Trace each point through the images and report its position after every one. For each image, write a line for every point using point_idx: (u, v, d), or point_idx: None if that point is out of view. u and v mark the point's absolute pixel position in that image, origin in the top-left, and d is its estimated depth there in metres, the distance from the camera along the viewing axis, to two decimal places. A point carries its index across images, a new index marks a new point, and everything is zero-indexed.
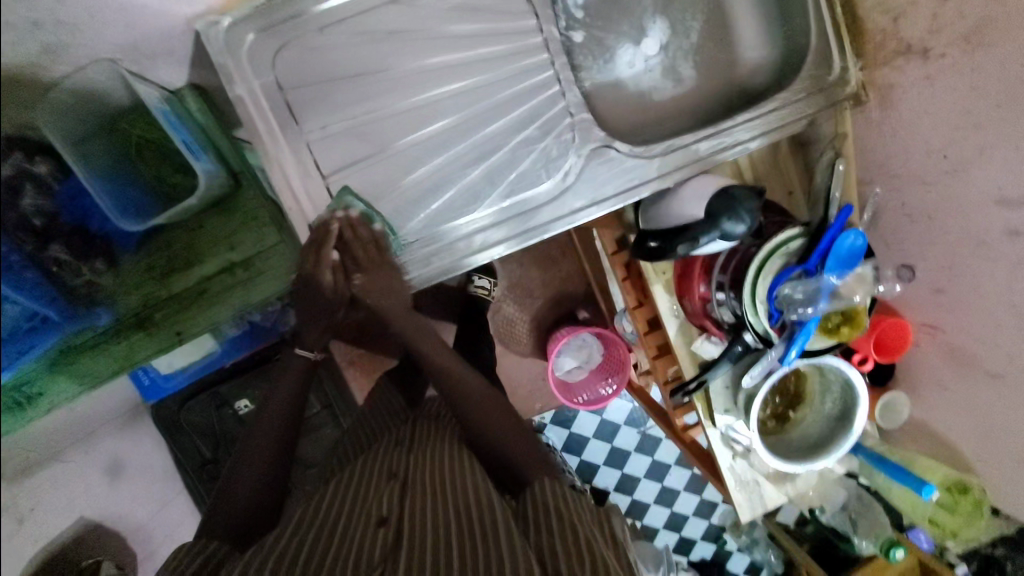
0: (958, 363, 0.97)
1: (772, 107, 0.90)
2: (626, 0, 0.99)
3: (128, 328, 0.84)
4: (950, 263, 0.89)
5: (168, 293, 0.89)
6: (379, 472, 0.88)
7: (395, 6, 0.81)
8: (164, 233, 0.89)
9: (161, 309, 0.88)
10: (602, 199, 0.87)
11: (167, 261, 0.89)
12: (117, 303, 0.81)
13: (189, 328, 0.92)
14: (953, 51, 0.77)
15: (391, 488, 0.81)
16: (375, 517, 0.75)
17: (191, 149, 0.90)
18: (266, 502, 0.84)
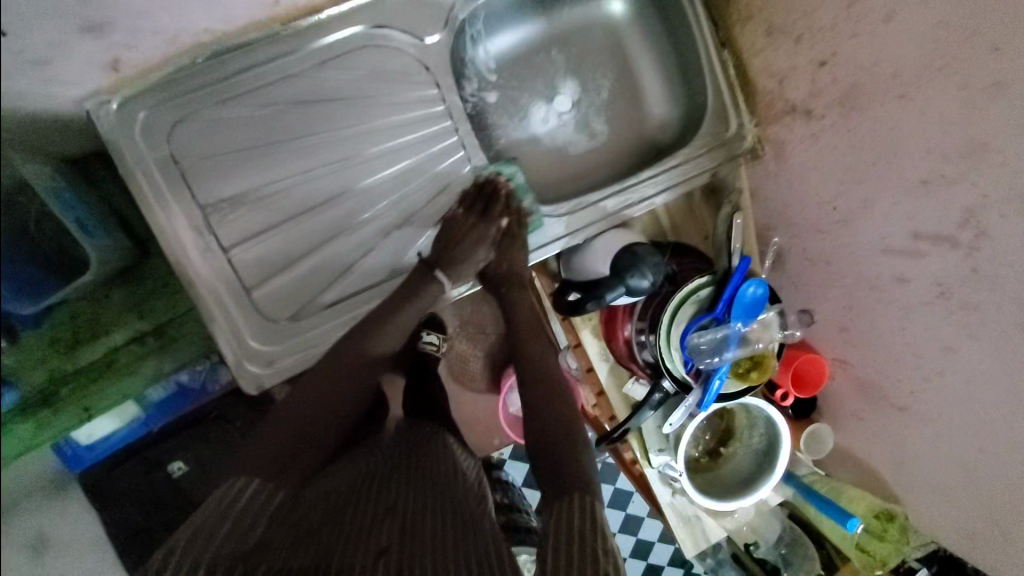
0: (868, 397, 1.01)
1: (674, 163, 0.94)
2: (538, 60, 1.01)
3: (32, 407, 0.81)
4: (850, 306, 0.93)
5: (70, 368, 0.85)
6: (374, 501, 0.77)
7: (297, 80, 0.82)
8: (63, 306, 0.82)
9: (67, 386, 0.86)
10: None
11: (75, 333, 0.85)
12: (20, 382, 0.76)
13: (98, 405, 0.91)
14: (832, 112, 0.82)
15: (389, 521, 0.72)
16: (373, 548, 0.66)
17: (83, 226, 0.83)
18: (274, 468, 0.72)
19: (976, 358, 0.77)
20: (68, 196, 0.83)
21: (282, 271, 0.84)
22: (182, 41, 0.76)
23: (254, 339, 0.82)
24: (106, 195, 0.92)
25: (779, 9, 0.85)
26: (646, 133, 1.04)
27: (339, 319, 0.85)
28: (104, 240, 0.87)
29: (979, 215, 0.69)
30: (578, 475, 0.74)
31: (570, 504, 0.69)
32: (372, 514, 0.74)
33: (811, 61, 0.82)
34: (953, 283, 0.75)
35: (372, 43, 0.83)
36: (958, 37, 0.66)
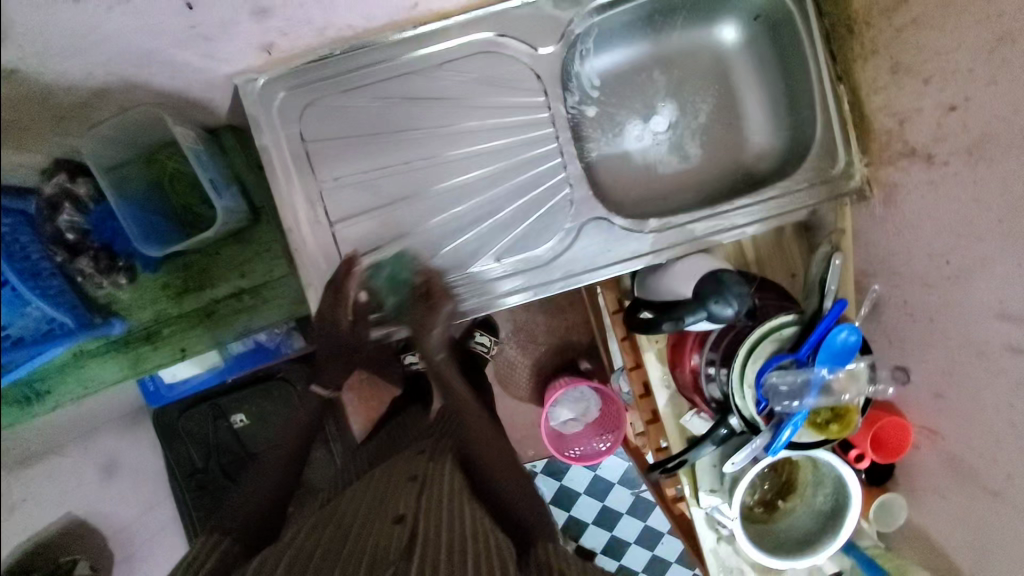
0: (957, 474, 0.93)
1: (771, 195, 0.92)
2: (641, 79, 1.02)
3: (136, 341, 0.93)
4: (951, 369, 0.86)
5: (177, 311, 0.96)
6: (400, 474, 0.95)
7: (416, 76, 0.87)
8: (181, 257, 0.97)
9: (169, 326, 0.95)
10: (591, 269, 0.91)
11: (183, 282, 0.97)
12: (129, 317, 0.91)
13: (192, 346, 0.98)
14: (956, 160, 0.77)
15: (411, 488, 0.88)
16: (391, 517, 0.80)
17: (215, 186, 0.93)
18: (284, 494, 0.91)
19: None
20: (205, 158, 0.94)
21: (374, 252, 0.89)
22: (326, 32, 0.83)
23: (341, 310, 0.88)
24: (233, 164, 1.00)
25: (907, 47, 0.80)
26: (743, 162, 1.02)
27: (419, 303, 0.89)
28: (229, 201, 0.96)
29: None
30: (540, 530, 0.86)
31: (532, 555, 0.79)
32: (393, 488, 0.90)
33: (938, 105, 0.77)
34: None
35: (486, 48, 0.87)
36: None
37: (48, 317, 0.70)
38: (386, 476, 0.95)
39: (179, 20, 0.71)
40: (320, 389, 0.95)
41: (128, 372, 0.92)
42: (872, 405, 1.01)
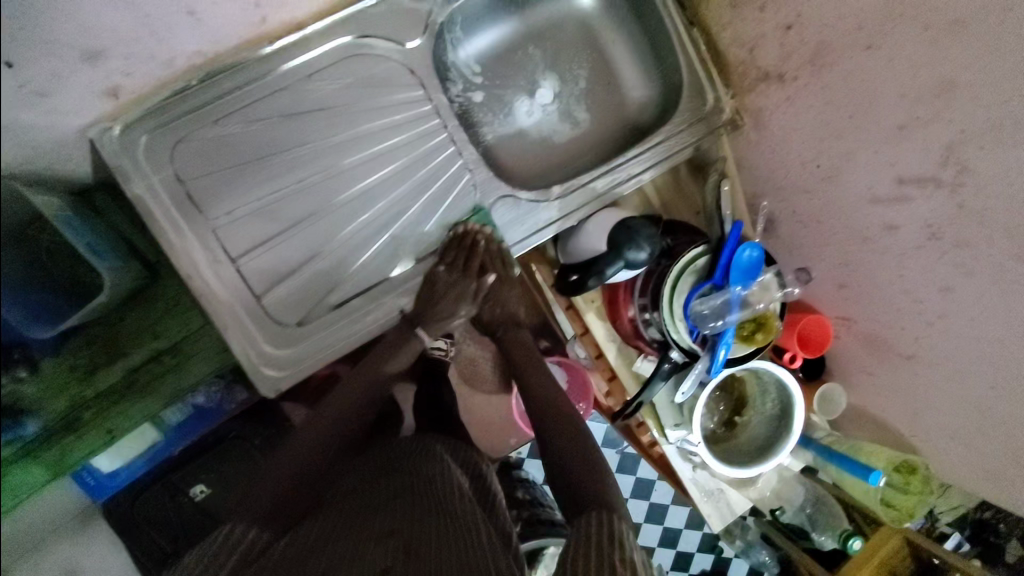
0: (877, 351, 1.03)
1: (659, 140, 0.97)
2: (519, 57, 1.05)
3: (58, 433, 0.86)
4: (846, 261, 0.94)
5: (93, 393, 0.89)
6: (385, 487, 0.83)
7: (287, 92, 0.84)
8: (78, 333, 0.88)
9: (89, 410, 0.89)
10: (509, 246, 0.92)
11: (91, 358, 0.90)
12: (43, 409, 0.83)
13: (120, 426, 0.92)
14: (804, 72, 0.84)
15: (395, 545, 0.67)
16: (380, 531, 0.71)
17: (95, 250, 0.87)
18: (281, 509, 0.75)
19: (975, 294, 0.79)
20: (77, 223, 0.88)
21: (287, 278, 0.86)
22: (177, 63, 0.79)
23: (266, 344, 0.84)
24: (113, 224, 0.95)
25: None
26: (629, 116, 1.07)
27: (346, 320, 0.87)
28: (114, 265, 0.90)
29: (957, 151, 0.71)
30: (598, 501, 0.77)
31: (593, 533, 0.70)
32: (379, 502, 0.78)
33: (778, 25, 0.85)
34: (942, 225, 0.77)
35: (352, 53, 0.86)
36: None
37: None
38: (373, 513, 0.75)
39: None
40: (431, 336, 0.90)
41: (54, 473, 0.85)
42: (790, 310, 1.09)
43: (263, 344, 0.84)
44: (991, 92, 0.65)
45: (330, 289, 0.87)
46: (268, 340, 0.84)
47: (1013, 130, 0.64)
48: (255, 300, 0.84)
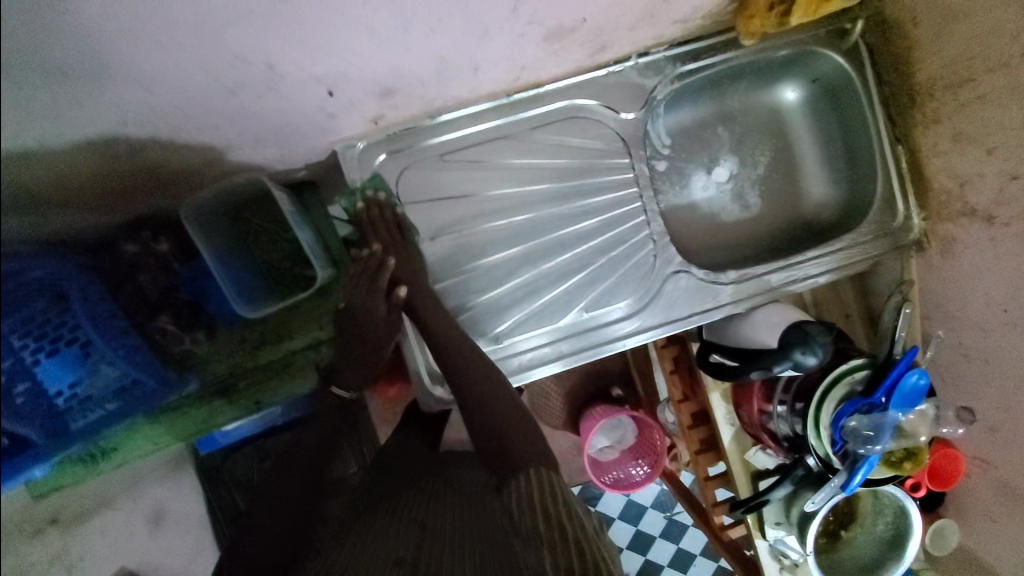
0: (1010, 503, 1.00)
1: (838, 247, 0.99)
2: (706, 134, 1.09)
3: (212, 397, 0.89)
4: (1009, 409, 0.92)
5: (255, 364, 0.93)
6: (402, 518, 0.85)
7: (508, 140, 0.92)
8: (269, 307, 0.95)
9: (246, 378, 0.93)
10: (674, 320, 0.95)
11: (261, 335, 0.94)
12: (205, 371, 0.87)
13: (265, 396, 0.97)
14: (1017, 222, 0.83)
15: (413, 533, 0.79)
16: (392, 558, 0.72)
17: (311, 248, 0.97)
18: (302, 523, 0.83)
19: None
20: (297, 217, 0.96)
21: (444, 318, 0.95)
22: (433, 105, 0.88)
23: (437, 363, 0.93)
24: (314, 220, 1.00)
25: (971, 119, 0.84)
26: (801, 212, 1.09)
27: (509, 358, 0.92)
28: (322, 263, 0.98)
29: None
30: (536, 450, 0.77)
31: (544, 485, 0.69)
32: (401, 529, 0.81)
33: (999, 171, 0.82)
34: None
35: (577, 114, 0.93)
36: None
37: (122, 375, 0.70)
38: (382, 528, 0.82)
39: (320, 103, 0.78)
40: (341, 390, 0.97)
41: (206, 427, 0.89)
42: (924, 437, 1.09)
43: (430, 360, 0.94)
44: None
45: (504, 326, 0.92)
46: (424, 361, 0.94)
47: None
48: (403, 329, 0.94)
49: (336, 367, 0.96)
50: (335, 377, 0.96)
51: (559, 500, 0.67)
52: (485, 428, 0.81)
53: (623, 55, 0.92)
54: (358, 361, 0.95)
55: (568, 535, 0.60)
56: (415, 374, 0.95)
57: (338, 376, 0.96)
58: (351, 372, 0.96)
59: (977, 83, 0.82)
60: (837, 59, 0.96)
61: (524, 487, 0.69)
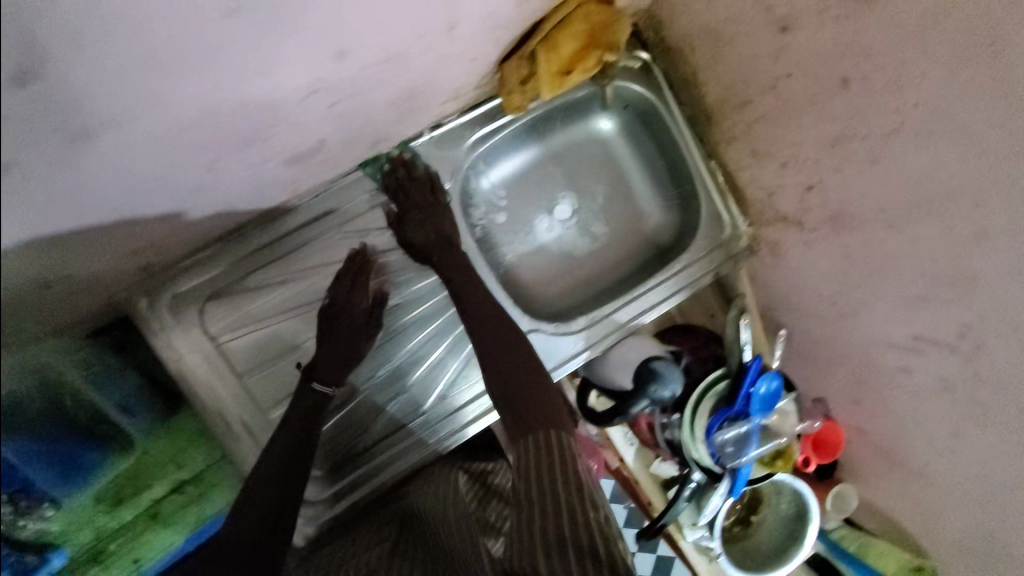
0: (883, 461, 1.08)
1: (679, 267, 1.02)
2: (539, 177, 1.07)
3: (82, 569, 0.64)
4: (863, 382, 0.99)
5: (115, 526, 0.67)
6: (365, 539, 0.79)
7: (319, 244, 0.93)
8: (117, 464, 0.65)
9: (114, 541, 0.68)
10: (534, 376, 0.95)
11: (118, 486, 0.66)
12: (70, 541, 0.60)
13: (148, 552, 0.73)
14: (823, 226, 0.85)
15: (377, 551, 0.74)
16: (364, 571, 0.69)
17: (124, 406, 0.69)
18: (286, 500, 0.77)
19: (985, 445, 0.82)
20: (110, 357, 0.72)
21: (391, 376, 0.98)
22: (221, 227, 0.81)
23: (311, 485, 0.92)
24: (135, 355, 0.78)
25: (762, 136, 0.85)
26: (647, 235, 1.09)
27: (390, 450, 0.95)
28: (143, 419, 0.71)
29: (976, 330, 0.72)
30: (547, 415, 0.74)
31: (545, 442, 0.69)
32: (365, 544, 0.76)
33: (797, 184, 0.84)
34: (956, 381, 0.80)
35: (386, 205, 0.94)
36: (940, 192, 0.66)
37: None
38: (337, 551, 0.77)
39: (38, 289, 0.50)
40: (321, 385, 0.87)
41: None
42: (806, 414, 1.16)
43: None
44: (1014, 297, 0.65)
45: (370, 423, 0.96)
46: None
47: None
48: (279, 432, 0.93)
49: (313, 365, 0.89)
50: (312, 372, 0.88)
51: (568, 455, 0.66)
52: (510, 414, 0.76)
53: (416, 133, 0.94)
54: (347, 356, 0.90)
55: (563, 491, 0.60)
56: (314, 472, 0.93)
57: (315, 372, 0.88)
58: (337, 366, 0.89)
59: (757, 104, 0.82)
60: (632, 88, 0.98)
61: (540, 454, 0.67)
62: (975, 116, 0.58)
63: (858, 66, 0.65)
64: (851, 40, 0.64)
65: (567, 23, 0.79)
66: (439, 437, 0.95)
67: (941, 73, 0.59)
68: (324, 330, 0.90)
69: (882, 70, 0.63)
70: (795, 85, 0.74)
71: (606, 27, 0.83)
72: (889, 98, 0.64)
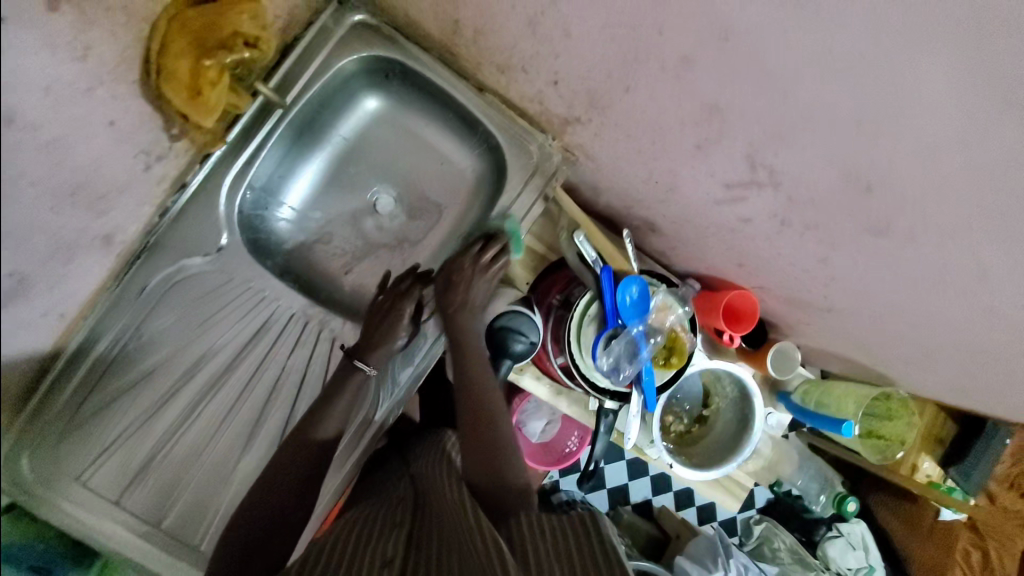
0: (799, 307, 1.01)
1: (503, 211, 0.95)
2: (340, 183, 1.00)
3: None
4: (730, 242, 0.91)
5: None
6: (385, 517, 0.78)
7: (128, 353, 0.83)
8: None
9: None
10: (424, 354, 0.93)
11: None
12: None
13: None
14: (593, 115, 0.78)
15: (397, 535, 0.72)
16: (379, 561, 0.66)
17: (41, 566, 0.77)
18: (275, 546, 0.77)
19: (852, 259, 0.74)
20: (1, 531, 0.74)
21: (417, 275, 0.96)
22: (21, 379, 0.76)
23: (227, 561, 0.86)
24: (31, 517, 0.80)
25: (492, 51, 0.78)
26: (474, 188, 1.02)
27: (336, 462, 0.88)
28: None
29: (763, 160, 0.64)
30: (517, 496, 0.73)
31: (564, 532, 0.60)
32: (385, 529, 0.75)
33: (547, 84, 0.77)
34: (786, 213, 0.72)
35: (168, 284, 0.84)
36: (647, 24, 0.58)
37: None
38: (370, 519, 0.77)
39: None
40: (361, 362, 0.88)
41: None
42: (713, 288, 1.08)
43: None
44: (764, 108, 0.58)
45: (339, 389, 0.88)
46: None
47: (799, 138, 0.59)
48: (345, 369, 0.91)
49: (359, 345, 0.89)
50: (354, 351, 0.88)
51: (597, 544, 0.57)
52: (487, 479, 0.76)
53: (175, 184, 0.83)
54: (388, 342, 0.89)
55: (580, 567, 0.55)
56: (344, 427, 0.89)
57: (357, 349, 0.88)
58: (375, 347, 0.88)
59: (465, 20, 0.75)
60: (372, 55, 0.90)
61: (534, 543, 0.59)
62: None
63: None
64: None
65: (168, 46, 0.65)
66: (409, 373, 0.92)
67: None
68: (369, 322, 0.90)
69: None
70: None
71: (216, 25, 0.67)
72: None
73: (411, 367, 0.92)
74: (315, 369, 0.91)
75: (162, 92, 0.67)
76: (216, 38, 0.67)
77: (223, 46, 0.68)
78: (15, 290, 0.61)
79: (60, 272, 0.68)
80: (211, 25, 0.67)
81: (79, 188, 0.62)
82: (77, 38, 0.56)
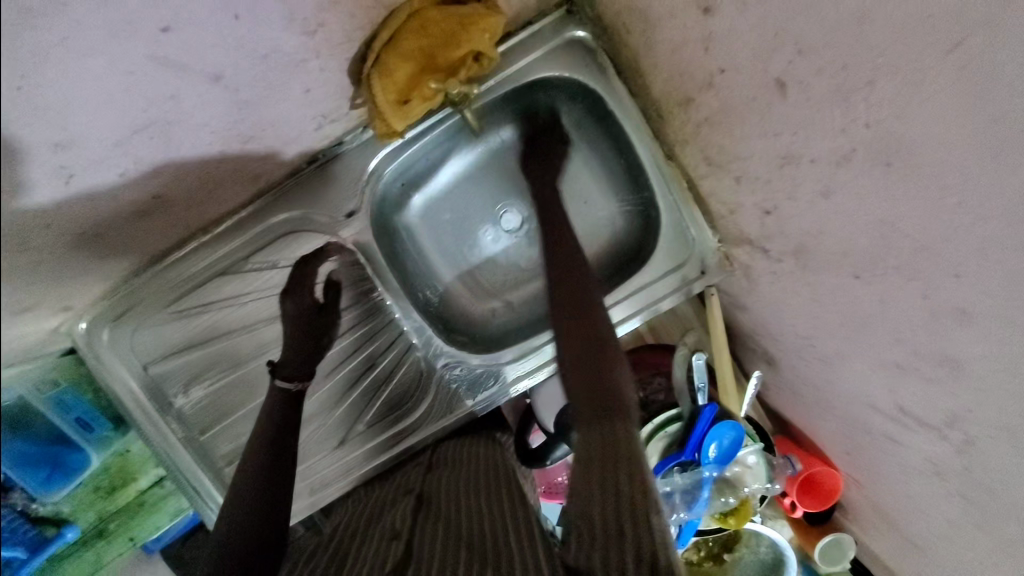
0: (886, 537, 0.85)
1: (632, 288, 0.85)
2: (480, 183, 0.92)
3: (92, 541, 0.72)
4: (850, 444, 0.78)
5: (115, 507, 0.78)
6: (397, 489, 0.73)
7: (234, 274, 0.84)
8: (102, 455, 0.77)
9: (116, 519, 0.78)
10: (491, 391, 0.86)
11: (112, 477, 0.78)
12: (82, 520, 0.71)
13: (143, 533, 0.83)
14: (787, 259, 0.68)
15: (406, 503, 0.66)
16: (388, 534, 0.59)
17: (85, 422, 0.76)
18: (276, 488, 0.66)
19: (985, 555, 0.60)
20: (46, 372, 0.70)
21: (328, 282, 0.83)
22: (138, 258, 0.78)
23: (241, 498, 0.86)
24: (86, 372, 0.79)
25: (710, 142, 0.70)
26: (607, 250, 0.91)
27: (371, 450, 0.86)
28: (98, 436, 0.77)
29: (963, 422, 0.53)
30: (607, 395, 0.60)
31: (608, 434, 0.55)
32: (393, 501, 0.69)
33: (755, 206, 0.68)
34: (949, 473, 0.59)
35: (292, 228, 0.83)
36: (906, 247, 0.49)
37: None
38: (377, 500, 0.72)
39: None
40: (285, 382, 0.74)
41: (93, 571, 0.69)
42: (802, 450, 0.91)
43: (216, 507, 0.84)
44: (1004, 396, 0.47)
45: (404, 389, 0.88)
46: (209, 508, 0.84)
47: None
48: (401, 369, 0.88)
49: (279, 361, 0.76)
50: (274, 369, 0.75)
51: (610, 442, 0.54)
52: (588, 400, 0.60)
53: (336, 136, 0.82)
54: (315, 347, 0.77)
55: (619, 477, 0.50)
56: (372, 418, 0.88)
57: (281, 367, 0.75)
58: None
59: (700, 104, 0.68)
60: (575, 78, 0.82)
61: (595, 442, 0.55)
62: (934, 134, 0.42)
63: (792, 67, 0.52)
64: (778, 27, 0.51)
65: (397, 40, 0.66)
66: (467, 401, 0.86)
67: (889, 87, 0.44)
68: (292, 326, 0.77)
69: (822, 75, 0.50)
70: (732, 83, 0.61)
71: (449, 40, 0.67)
72: (831, 116, 0.51)
73: (471, 400, 0.86)
74: (386, 362, 0.88)
75: (368, 79, 0.68)
76: (446, 58, 0.68)
77: (450, 64, 0.69)
78: (158, 206, 0.65)
79: (199, 196, 0.70)
80: (449, 38, 0.67)
81: (250, 139, 0.66)
82: (317, 15, 0.58)
